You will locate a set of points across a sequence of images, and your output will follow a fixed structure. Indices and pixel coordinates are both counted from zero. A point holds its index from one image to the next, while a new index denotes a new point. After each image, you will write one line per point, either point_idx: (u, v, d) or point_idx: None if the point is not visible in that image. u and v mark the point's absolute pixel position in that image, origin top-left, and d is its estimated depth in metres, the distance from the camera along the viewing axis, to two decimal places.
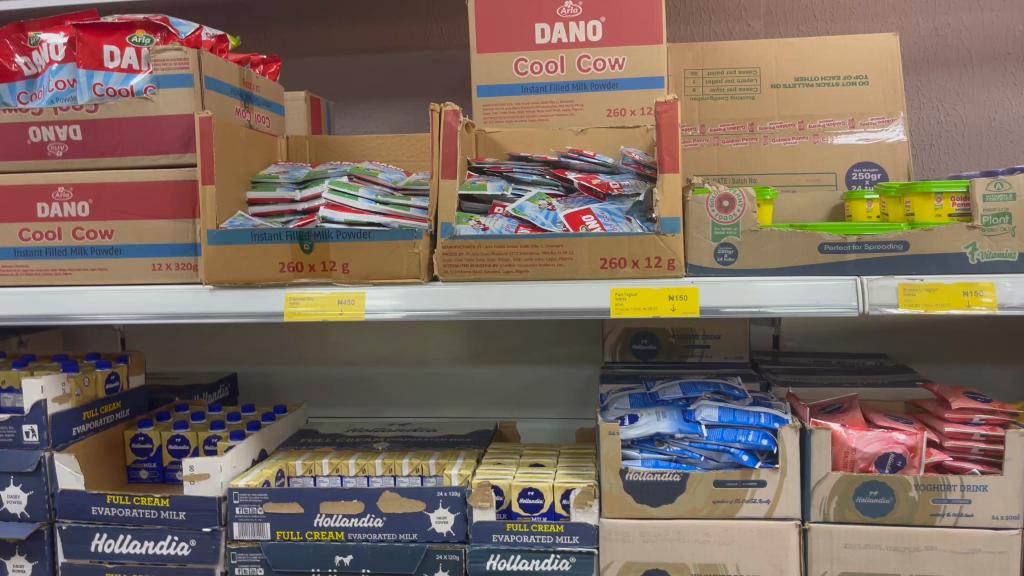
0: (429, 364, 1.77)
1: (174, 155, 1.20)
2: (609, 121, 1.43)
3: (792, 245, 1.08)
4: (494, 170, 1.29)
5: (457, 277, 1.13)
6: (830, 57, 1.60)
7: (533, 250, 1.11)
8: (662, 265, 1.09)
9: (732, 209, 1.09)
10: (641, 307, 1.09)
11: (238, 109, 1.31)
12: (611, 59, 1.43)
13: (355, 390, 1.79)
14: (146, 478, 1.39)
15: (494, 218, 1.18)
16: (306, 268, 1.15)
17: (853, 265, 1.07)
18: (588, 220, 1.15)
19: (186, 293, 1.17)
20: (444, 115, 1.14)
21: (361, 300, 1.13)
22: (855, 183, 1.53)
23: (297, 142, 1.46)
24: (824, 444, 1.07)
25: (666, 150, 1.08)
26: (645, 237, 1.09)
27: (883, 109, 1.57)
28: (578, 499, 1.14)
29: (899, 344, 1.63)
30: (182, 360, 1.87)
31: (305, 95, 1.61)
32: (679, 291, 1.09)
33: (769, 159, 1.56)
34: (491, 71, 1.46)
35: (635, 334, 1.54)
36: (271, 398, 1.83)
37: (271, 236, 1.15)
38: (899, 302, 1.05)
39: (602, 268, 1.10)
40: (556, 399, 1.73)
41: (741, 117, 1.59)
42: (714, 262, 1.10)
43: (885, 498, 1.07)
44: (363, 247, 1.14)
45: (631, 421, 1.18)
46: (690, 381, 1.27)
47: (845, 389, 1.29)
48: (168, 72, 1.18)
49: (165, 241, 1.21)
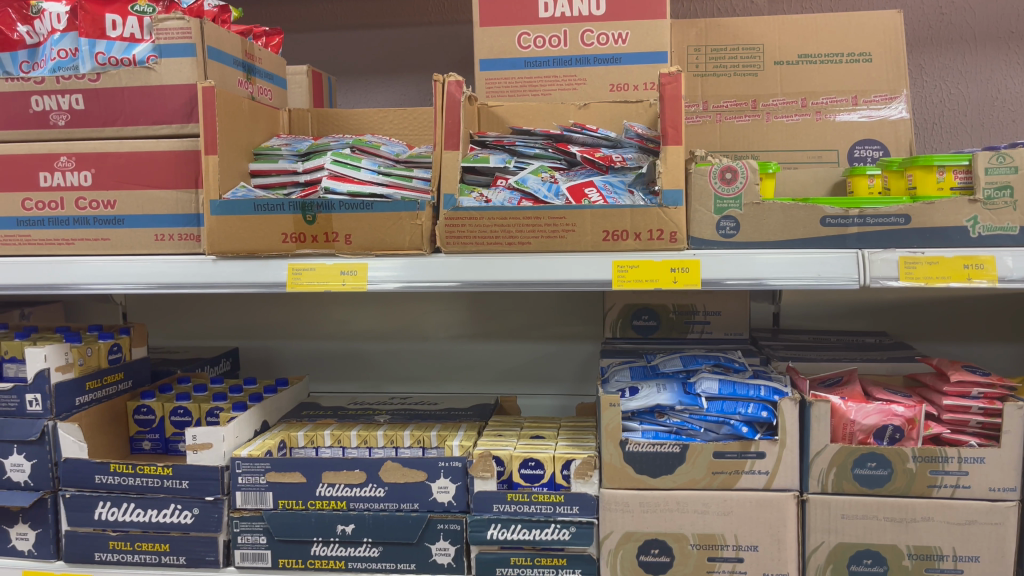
0: (430, 340, 1.77)
1: (176, 126, 1.20)
2: (612, 96, 1.43)
3: (794, 218, 1.08)
4: (497, 144, 1.29)
5: (459, 249, 1.13)
6: (834, 34, 1.59)
7: (536, 222, 1.11)
8: (664, 237, 1.10)
9: (734, 180, 1.09)
10: (642, 280, 1.09)
11: (240, 80, 1.30)
12: (615, 33, 1.43)
13: (356, 365, 1.80)
14: (149, 449, 1.40)
15: (496, 190, 1.19)
16: (309, 239, 1.15)
17: (855, 238, 1.07)
18: (590, 193, 1.16)
19: (189, 262, 1.17)
20: (447, 85, 1.14)
21: (364, 271, 1.14)
22: (856, 160, 1.53)
23: (298, 116, 1.46)
24: (823, 415, 1.08)
25: (669, 121, 1.08)
26: (648, 210, 1.09)
27: (886, 86, 1.56)
28: (578, 470, 1.15)
29: (899, 322, 1.64)
30: (184, 334, 1.87)
31: (307, 69, 1.61)
32: (681, 264, 1.09)
33: (770, 136, 1.56)
34: (494, 45, 1.46)
35: (636, 310, 1.55)
36: (272, 372, 1.84)
37: (273, 206, 1.15)
38: (900, 275, 1.05)
39: (605, 241, 1.11)
40: (556, 375, 1.74)
41: (744, 94, 1.59)
42: (716, 235, 1.10)
43: (882, 470, 1.08)
44: (364, 218, 1.14)
45: (631, 393, 1.18)
46: (691, 354, 1.27)
47: (844, 363, 1.29)
48: (170, 41, 1.18)
49: (168, 211, 1.21)
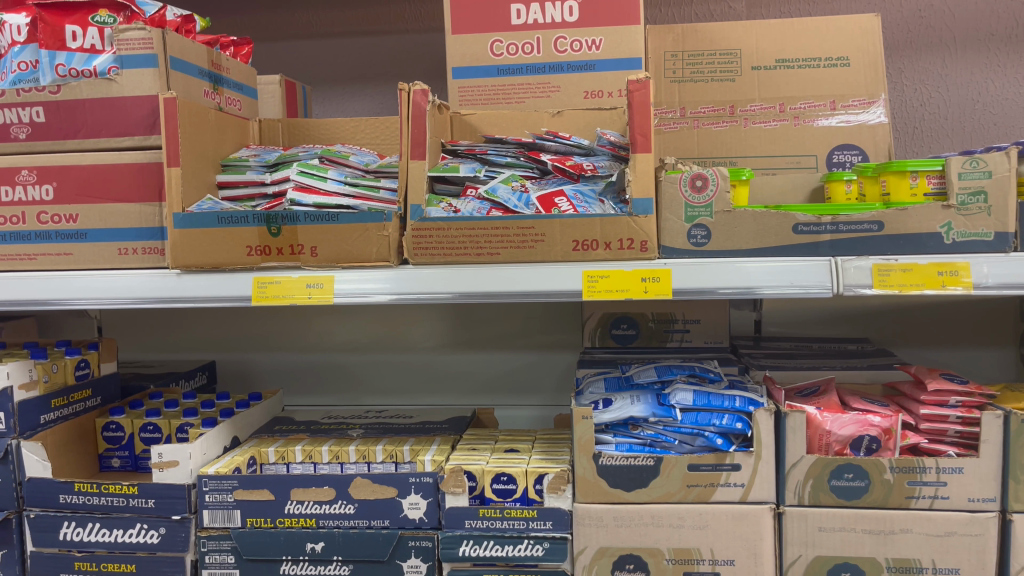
0: (409, 351, 1.75)
1: (139, 137, 1.18)
2: (586, 103, 1.42)
3: (766, 226, 1.06)
4: (468, 152, 1.28)
5: (427, 260, 1.11)
6: (811, 39, 1.58)
7: (505, 232, 1.09)
8: (635, 246, 1.08)
9: (705, 188, 1.07)
10: (612, 290, 1.07)
11: (206, 91, 1.28)
12: (589, 40, 1.41)
13: (334, 378, 1.78)
14: (119, 467, 1.37)
15: (465, 200, 1.17)
16: (274, 251, 1.14)
17: (828, 246, 1.05)
18: (560, 202, 1.14)
19: (153, 276, 1.15)
20: (413, 94, 1.12)
21: (330, 284, 1.11)
22: (835, 165, 1.51)
23: (269, 126, 1.44)
24: (799, 427, 1.06)
25: (638, 129, 1.07)
26: (618, 218, 1.07)
27: (864, 90, 1.55)
28: (551, 484, 1.12)
29: (882, 328, 1.62)
30: (160, 348, 1.84)
31: (279, 79, 1.59)
32: (652, 273, 1.07)
33: (748, 142, 1.54)
34: (466, 53, 1.44)
35: (615, 319, 1.53)
36: (249, 385, 1.81)
37: (239, 219, 1.13)
38: (873, 283, 1.03)
39: (575, 250, 1.09)
40: (537, 385, 1.72)
41: (721, 100, 1.58)
42: (687, 244, 1.08)
43: (860, 481, 1.06)
44: (330, 229, 1.12)
45: (605, 405, 1.16)
46: (666, 365, 1.25)
47: (823, 372, 1.27)
48: (131, 52, 1.16)
49: (131, 225, 1.19)
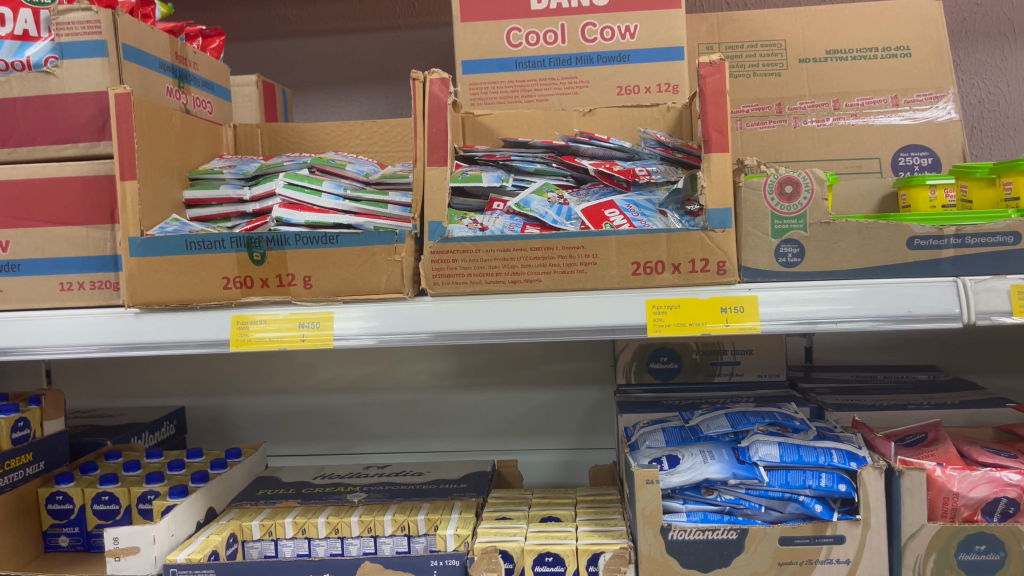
0: (408, 390, 1.52)
1: (84, 145, 0.96)
2: (621, 100, 1.21)
3: (873, 241, 0.85)
4: (489, 159, 1.06)
5: (450, 291, 0.89)
6: (865, 26, 1.40)
7: (548, 255, 0.88)
8: (710, 268, 0.87)
9: (796, 195, 0.86)
10: (684, 322, 0.86)
11: (170, 88, 1.06)
12: (622, 26, 1.21)
13: (323, 423, 1.54)
14: (67, 546, 1.14)
15: (492, 215, 0.96)
16: (257, 283, 0.91)
17: (950, 264, 0.85)
18: (611, 215, 0.93)
19: (103, 318, 0.92)
20: (429, 84, 0.90)
21: (327, 323, 0.89)
22: (901, 169, 1.32)
23: (246, 133, 1.22)
24: (917, 487, 0.86)
25: (713, 123, 0.86)
26: (689, 234, 0.86)
27: (929, 83, 1.35)
28: (608, 565, 0.91)
29: (951, 354, 1.42)
30: (119, 394, 1.60)
31: (257, 79, 1.37)
32: (734, 301, 0.86)
33: (801, 144, 1.33)
34: (478, 43, 1.23)
35: (653, 351, 1.32)
36: (224, 435, 1.57)
37: (211, 243, 0.90)
38: (1013, 309, 0.83)
39: (635, 274, 0.88)
40: (558, 427, 1.50)
41: (767, 96, 1.37)
42: (774, 263, 0.87)
43: (994, 555, 0.84)
44: (327, 255, 0.90)
45: (671, 464, 0.94)
46: (739, 411, 1.02)
47: (916, 413, 1.07)
48: (73, 39, 0.93)
49: (76, 254, 0.96)
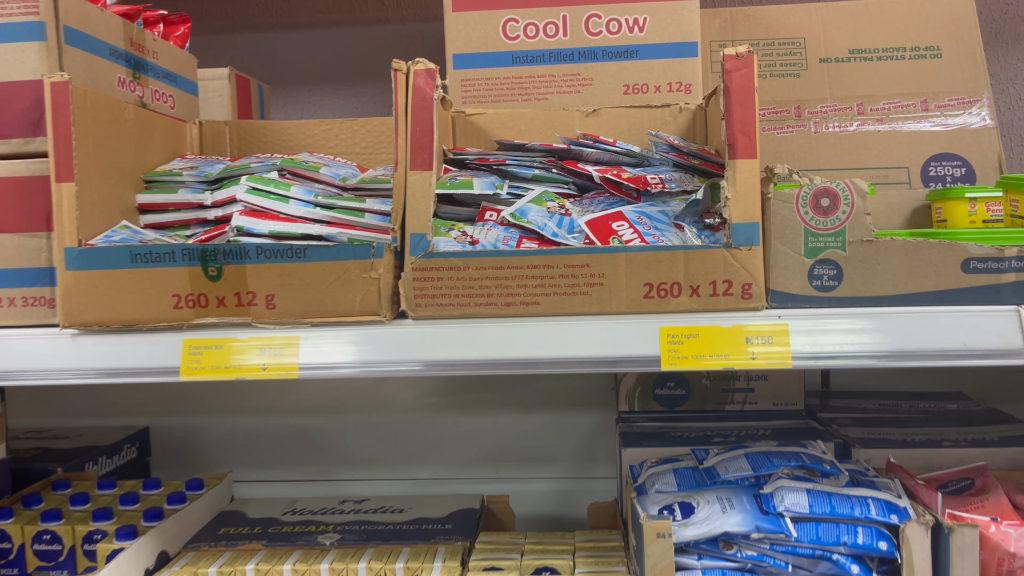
0: (391, 411, 1.40)
1: (17, 142, 0.84)
2: (627, 100, 1.10)
3: (921, 263, 0.74)
4: (481, 162, 0.95)
5: (433, 314, 0.78)
6: (892, 25, 1.29)
7: (547, 274, 0.76)
8: (733, 292, 0.76)
9: (834, 209, 0.75)
10: (701, 355, 0.75)
11: (123, 79, 0.94)
12: (631, 19, 1.10)
13: (298, 447, 1.42)
14: None
15: (484, 227, 0.84)
16: (211, 302, 0.79)
17: (1011, 291, 0.73)
18: (620, 228, 0.81)
19: (35, 340, 0.80)
20: (412, 75, 0.78)
21: (292, 348, 0.78)
22: (932, 180, 1.20)
23: (213, 130, 1.11)
24: (969, 548, 0.74)
25: (738, 124, 0.76)
26: (709, 251, 0.75)
27: (962, 87, 1.24)
28: None
29: (982, 381, 1.30)
30: (79, 412, 1.47)
31: (230, 73, 1.25)
32: (761, 330, 0.75)
33: (821, 151, 1.22)
34: (471, 35, 1.11)
35: (659, 376, 1.20)
36: (192, 458, 1.45)
37: (160, 256, 0.78)
38: None
39: (647, 297, 0.76)
40: (553, 454, 1.38)
41: (785, 99, 1.26)
42: (807, 287, 0.76)
43: None
44: (294, 271, 0.78)
45: (685, 514, 0.82)
46: (760, 451, 0.90)
47: (954, 452, 0.95)
48: (7, 20, 0.82)
49: (6, 266, 0.84)
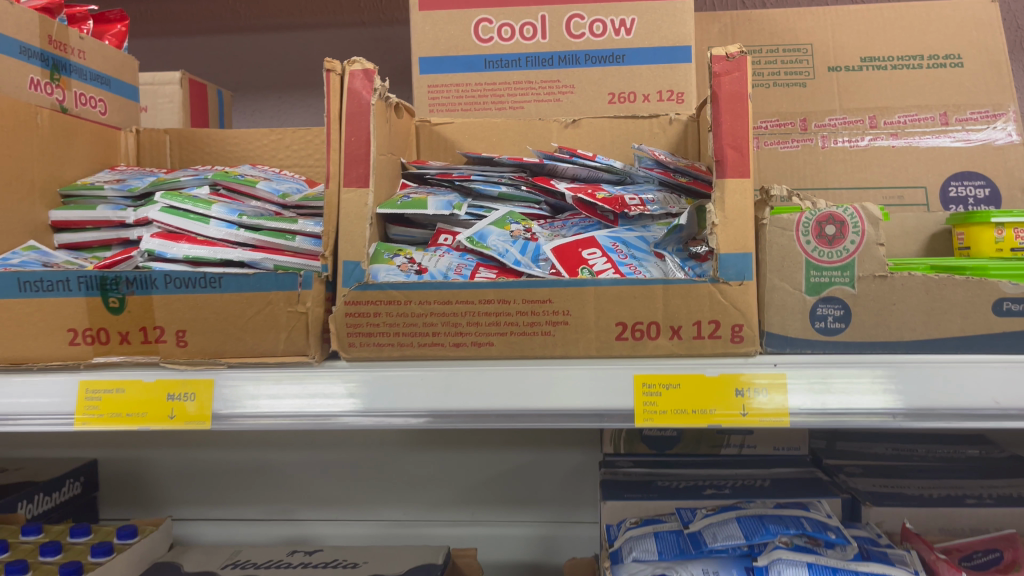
0: (357, 447, 1.28)
1: None
2: (612, 109, 0.99)
3: (944, 303, 0.62)
4: (442, 177, 0.84)
5: (370, 355, 0.67)
6: (907, 31, 1.17)
7: (503, 311, 0.65)
8: (721, 334, 0.64)
9: (841, 238, 0.64)
10: (684, 411, 0.63)
11: (38, 81, 0.83)
12: (617, 20, 0.99)
13: (256, 483, 1.30)
14: None
15: (435, 253, 0.73)
16: (113, 338, 0.68)
17: None
18: (590, 256, 0.70)
19: None
20: (348, 77, 0.68)
21: (207, 393, 0.66)
22: (952, 201, 1.08)
23: (152, 138, 1.01)
24: None
25: (728, 136, 0.64)
26: (692, 286, 0.63)
27: (985, 100, 1.12)
28: None
29: None
30: (25, 442, 1.36)
31: (183, 76, 1.15)
32: (755, 381, 0.63)
33: (830, 168, 1.10)
34: (440, 36, 1.00)
35: None
36: (144, 493, 1.33)
37: (55, 285, 0.68)
38: None
39: (619, 339, 0.65)
40: (533, 497, 1.25)
41: (790, 111, 1.15)
42: (810, 329, 0.64)
43: None
44: (206, 304, 0.67)
45: None
46: (755, 514, 0.78)
47: (977, 512, 0.83)
48: None
49: None
